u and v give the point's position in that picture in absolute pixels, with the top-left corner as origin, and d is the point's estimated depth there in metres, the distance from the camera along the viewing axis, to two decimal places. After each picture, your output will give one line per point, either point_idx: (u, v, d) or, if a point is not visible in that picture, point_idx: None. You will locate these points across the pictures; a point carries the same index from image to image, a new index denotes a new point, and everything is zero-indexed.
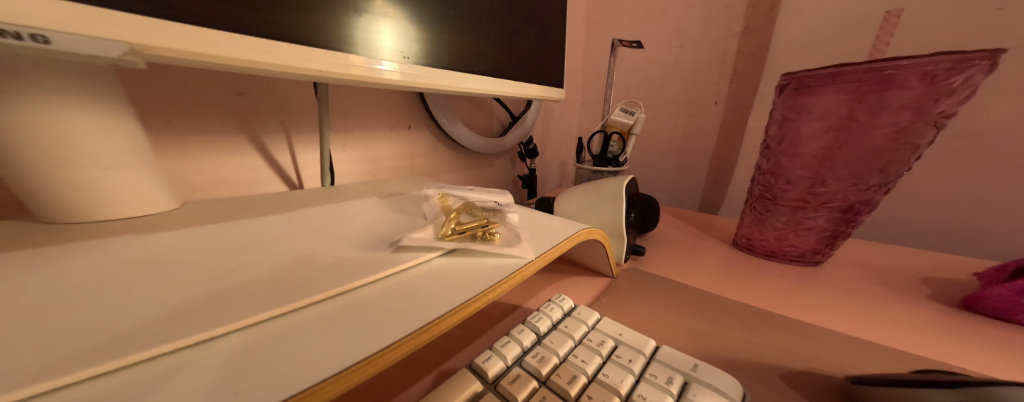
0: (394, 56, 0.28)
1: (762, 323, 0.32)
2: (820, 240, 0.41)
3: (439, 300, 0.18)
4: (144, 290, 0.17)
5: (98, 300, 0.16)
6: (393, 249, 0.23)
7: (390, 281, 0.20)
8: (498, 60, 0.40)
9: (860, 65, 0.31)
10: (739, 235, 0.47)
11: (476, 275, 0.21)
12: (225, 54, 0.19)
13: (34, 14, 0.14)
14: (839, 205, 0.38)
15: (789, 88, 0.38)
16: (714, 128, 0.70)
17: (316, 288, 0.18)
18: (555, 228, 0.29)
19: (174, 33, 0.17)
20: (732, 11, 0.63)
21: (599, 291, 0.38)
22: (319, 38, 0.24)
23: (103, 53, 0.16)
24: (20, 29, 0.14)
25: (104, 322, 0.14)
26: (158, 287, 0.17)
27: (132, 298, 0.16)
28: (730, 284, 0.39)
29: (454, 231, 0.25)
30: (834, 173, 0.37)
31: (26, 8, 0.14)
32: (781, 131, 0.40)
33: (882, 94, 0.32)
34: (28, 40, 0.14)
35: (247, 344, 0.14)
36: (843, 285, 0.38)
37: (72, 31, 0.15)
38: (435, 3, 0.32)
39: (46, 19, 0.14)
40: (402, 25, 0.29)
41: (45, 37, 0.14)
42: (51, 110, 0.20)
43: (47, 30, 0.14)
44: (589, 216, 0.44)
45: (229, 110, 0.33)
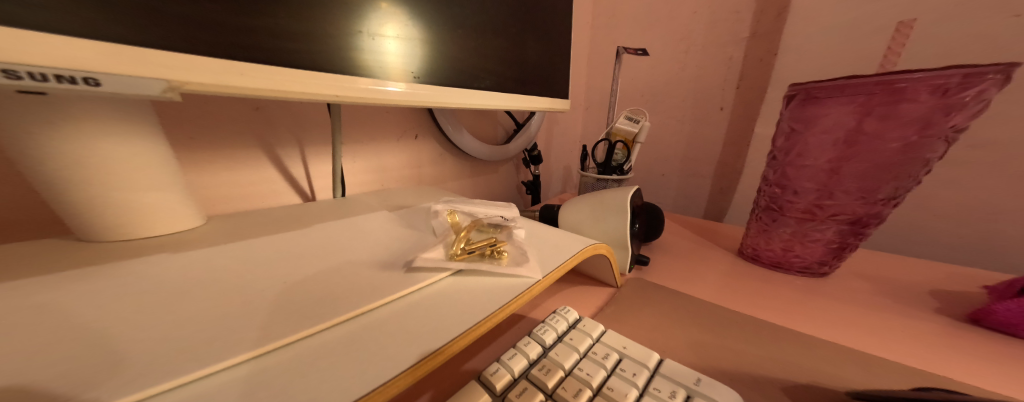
0: (404, 76, 0.29)
1: (767, 337, 0.32)
2: (828, 251, 0.41)
3: (453, 321, 0.19)
4: (181, 308, 0.18)
5: (141, 319, 0.17)
6: (406, 269, 0.24)
7: (401, 302, 0.21)
8: (504, 74, 0.41)
9: (870, 78, 0.31)
10: (744, 245, 0.47)
11: (485, 295, 0.22)
12: (250, 85, 0.20)
13: (85, 58, 0.15)
14: (847, 218, 0.38)
15: (796, 99, 0.37)
16: (720, 134, 0.69)
17: (335, 310, 0.19)
18: (561, 244, 0.30)
19: (204, 67, 0.18)
20: (739, 16, 0.63)
21: (604, 301, 0.39)
22: (335, 63, 0.25)
23: (145, 91, 0.17)
24: (75, 74, 0.15)
25: (148, 344, 0.15)
26: (192, 307, 0.18)
27: (171, 317, 0.17)
28: (735, 295, 0.40)
29: (464, 250, 0.25)
30: (842, 186, 0.37)
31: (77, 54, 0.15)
32: (788, 143, 0.39)
33: (892, 107, 0.31)
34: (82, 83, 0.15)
35: (256, 374, 0.15)
36: (849, 297, 0.38)
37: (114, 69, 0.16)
38: (443, 23, 0.33)
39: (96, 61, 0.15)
40: (411, 46, 0.30)
41: (96, 80, 0.15)
42: (93, 137, 0.21)
43: (98, 73, 0.15)
44: (594, 227, 0.45)
45: (247, 125, 0.34)
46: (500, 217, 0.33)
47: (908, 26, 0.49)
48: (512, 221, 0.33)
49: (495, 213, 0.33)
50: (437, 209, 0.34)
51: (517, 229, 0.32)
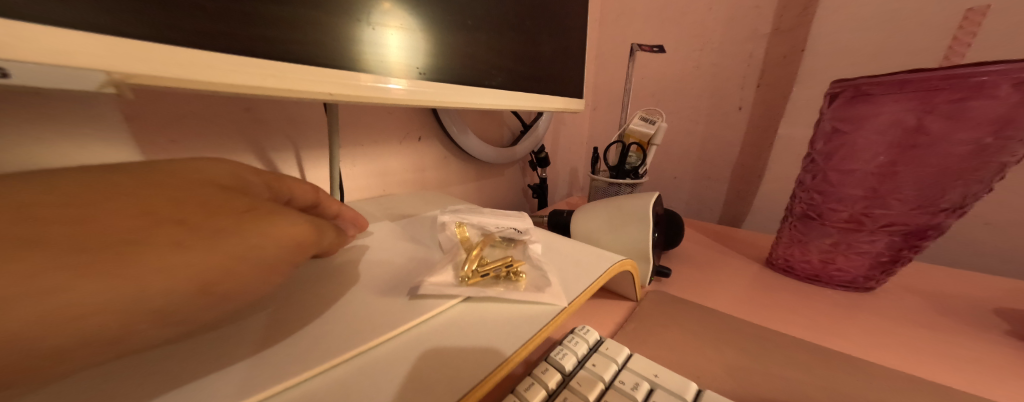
0: (408, 72, 0.26)
1: (813, 362, 0.29)
2: (875, 265, 0.37)
3: (471, 363, 0.16)
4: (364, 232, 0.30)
5: None
6: (411, 297, 0.20)
7: (407, 336, 0.17)
8: (517, 72, 0.38)
9: (936, 72, 0.28)
10: (775, 255, 0.44)
11: (505, 328, 0.19)
12: (223, 81, 0.17)
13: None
14: (901, 229, 0.34)
15: (841, 97, 0.34)
16: (738, 135, 0.66)
17: (328, 350, 0.16)
18: (584, 261, 0.27)
19: (162, 58, 0.15)
20: (760, 10, 0.59)
21: (623, 317, 0.35)
22: (328, 56, 0.22)
23: (80, 85, 0.13)
24: None
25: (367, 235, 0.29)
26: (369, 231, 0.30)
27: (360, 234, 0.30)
28: (770, 312, 0.36)
29: (476, 273, 0.23)
30: (897, 193, 0.33)
31: None
32: (830, 146, 0.36)
33: (961, 104, 0.28)
34: None
35: None
36: (898, 316, 0.34)
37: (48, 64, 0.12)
38: (453, 15, 0.30)
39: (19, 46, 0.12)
40: (416, 39, 0.27)
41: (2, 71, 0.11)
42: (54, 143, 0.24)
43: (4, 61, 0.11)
44: (610, 237, 0.41)
45: (237, 126, 0.32)
46: (512, 229, 0.30)
47: (979, 14, 0.44)
48: (527, 234, 0.30)
49: (507, 225, 0.30)
50: (444, 220, 0.31)
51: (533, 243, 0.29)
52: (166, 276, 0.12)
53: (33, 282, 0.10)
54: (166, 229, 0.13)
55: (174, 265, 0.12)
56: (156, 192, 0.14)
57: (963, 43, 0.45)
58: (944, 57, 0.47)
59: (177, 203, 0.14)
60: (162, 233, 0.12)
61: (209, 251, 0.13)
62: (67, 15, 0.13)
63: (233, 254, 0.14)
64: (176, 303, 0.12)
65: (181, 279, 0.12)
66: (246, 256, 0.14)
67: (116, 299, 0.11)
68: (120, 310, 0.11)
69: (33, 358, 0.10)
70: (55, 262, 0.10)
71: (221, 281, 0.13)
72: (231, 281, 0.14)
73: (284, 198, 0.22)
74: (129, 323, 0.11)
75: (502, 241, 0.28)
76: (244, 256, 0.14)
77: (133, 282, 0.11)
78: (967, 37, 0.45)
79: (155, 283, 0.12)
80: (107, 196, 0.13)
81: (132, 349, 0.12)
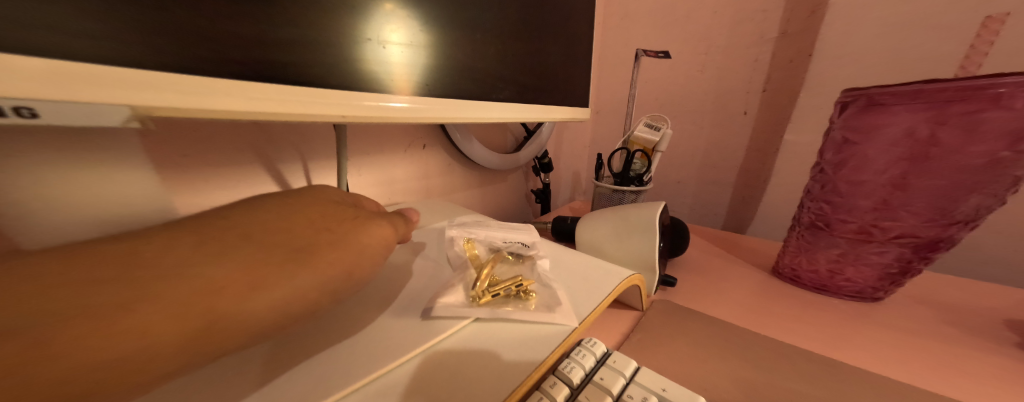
0: (418, 90, 0.27)
1: (823, 375, 0.29)
2: (883, 277, 0.37)
3: (487, 383, 0.18)
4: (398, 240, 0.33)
5: None
6: (426, 316, 0.22)
7: (428, 355, 0.20)
8: (524, 84, 0.38)
9: (952, 82, 0.28)
10: (781, 264, 0.44)
11: (517, 347, 0.21)
12: (241, 108, 0.17)
13: (21, 83, 0.12)
14: (911, 240, 0.34)
15: (853, 106, 0.34)
16: (744, 140, 0.65)
17: (357, 370, 0.18)
18: (591, 278, 0.29)
19: (181, 89, 0.15)
20: (767, 15, 0.59)
21: (629, 327, 0.35)
22: (340, 78, 0.22)
23: (102, 121, 0.14)
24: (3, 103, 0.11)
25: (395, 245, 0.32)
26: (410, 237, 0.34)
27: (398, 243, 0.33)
28: (778, 322, 0.36)
29: (488, 293, 0.25)
30: (907, 205, 0.33)
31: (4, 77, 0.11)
32: (841, 155, 0.36)
33: (976, 116, 0.28)
34: (12, 114, 0.12)
35: None
36: (906, 326, 0.34)
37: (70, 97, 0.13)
38: (462, 31, 0.31)
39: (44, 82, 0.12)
40: (426, 55, 0.27)
41: (31, 110, 0.12)
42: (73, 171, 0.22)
43: (33, 100, 0.12)
44: (616, 246, 0.41)
45: (245, 140, 0.31)
46: (519, 243, 0.32)
47: (997, 21, 0.44)
48: (533, 249, 0.32)
49: (514, 240, 0.32)
50: (451, 235, 0.32)
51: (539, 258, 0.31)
52: (343, 267, 0.16)
53: (274, 278, 0.14)
54: (330, 236, 0.17)
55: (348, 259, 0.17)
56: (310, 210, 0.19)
57: (976, 52, 0.45)
58: (960, 66, 0.46)
59: (318, 216, 0.18)
60: (329, 239, 0.17)
61: (353, 247, 0.17)
62: (91, 49, 0.14)
63: (365, 247, 0.18)
64: (345, 284, 0.17)
65: (345, 267, 0.16)
66: (378, 251, 0.19)
67: (316, 283, 0.15)
68: (317, 290, 0.15)
69: (292, 318, 0.15)
70: (278, 263, 0.15)
71: (364, 266, 0.17)
72: (369, 267, 0.18)
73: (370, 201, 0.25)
74: (326, 299, 0.16)
75: (510, 256, 0.30)
76: (377, 252, 0.19)
77: (321, 271, 0.15)
78: (984, 46, 0.45)
79: (333, 271, 0.16)
80: (282, 217, 0.17)
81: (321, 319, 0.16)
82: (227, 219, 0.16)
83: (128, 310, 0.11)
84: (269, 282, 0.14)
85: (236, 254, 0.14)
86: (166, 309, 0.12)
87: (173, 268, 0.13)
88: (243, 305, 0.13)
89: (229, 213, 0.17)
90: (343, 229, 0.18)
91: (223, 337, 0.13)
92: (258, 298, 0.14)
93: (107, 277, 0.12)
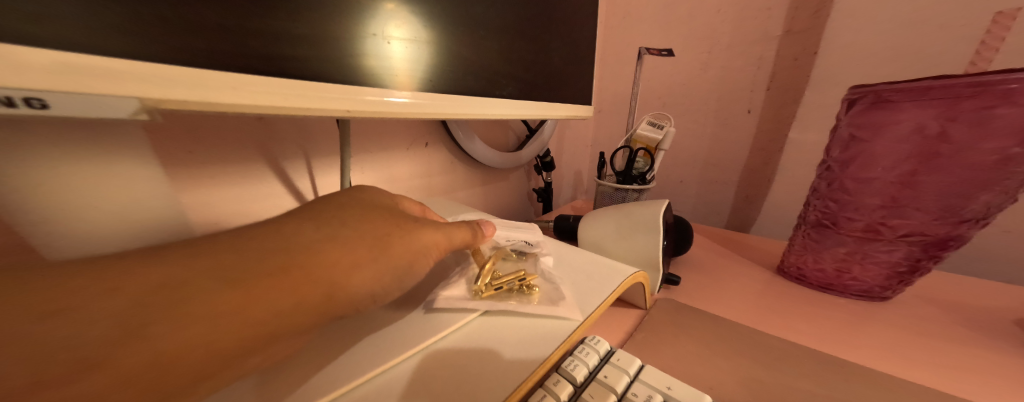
0: (421, 86, 0.27)
1: (831, 374, 0.28)
2: (891, 275, 0.37)
3: (492, 379, 0.18)
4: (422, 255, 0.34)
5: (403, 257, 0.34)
6: (427, 311, 0.23)
7: (431, 351, 0.20)
8: (527, 81, 0.38)
9: (961, 79, 0.27)
10: (787, 263, 0.43)
11: (521, 341, 0.21)
12: (247, 102, 0.17)
13: (28, 74, 0.11)
14: (920, 239, 0.34)
15: (860, 103, 0.33)
16: (747, 139, 0.65)
17: (361, 367, 0.18)
18: (595, 275, 0.29)
19: (185, 81, 0.15)
20: (771, 12, 0.58)
21: (632, 326, 0.35)
22: (344, 72, 0.22)
23: (111, 113, 0.14)
24: (12, 94, 0.11)
25: None
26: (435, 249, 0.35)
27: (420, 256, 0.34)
28: (783, 320, 0.36)
29: (490, 286, 0.25)
30: (916, 203, 0.33)
31: (12, 67, 0.11)
32: (848, 153, 0.35)
33: (987, 112, 0.28)
34: (21, 105, 0.12)
35: None
36: (913, 325, 0.34)
37: (81, 90, 0.13)
38: (466, 27, 0.30)
39: (55, 74, 0.12)
40: (429, 51, 0.27)
41: (41, 101, 0.12)
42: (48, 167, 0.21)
43: (43, 91, 0.12)
44: (619, 244, 0.41)
45: (249, 136, 0.31)
46: (523, 242, 0.33)
47: (1008, 17, 0.43)
48: (537, 247, 0.32)
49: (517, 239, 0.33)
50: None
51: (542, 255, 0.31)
52: (413, 255, 0.21)
53: (368, 261, 0.18)
54: (401, 231, 0.21)
55: (416, 248, 0.21)
56: (383, 209, 0.22)
57: (986, 48, 0.45)
58: (970, 62, 0.46)
59: (387, 215, 0.22)
60: (401, 233, 0.21)
61: (411, 243, 0.21)
62: (99, 42, 0.14)
63: (422, 244, 0.21)
64: (408, 273, 0.20)
65: (407, 259, 0.20)
66: (439, 243, 0.22)
67: (389, 269, 0.19)
68: (391, 276, 0.19)
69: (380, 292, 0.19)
70: (369, 249, 0.19)
71: (421, 260, 0.21)
72: (425, 260, 0.21)
73: (411, 201, 0.27)
74: (395, 283, 0.20)
75: (514, 253, 0.31)
76: (438, 243, 0.22)
77: (396, 258, 0.20)
78: (995, 41, 0.44)
79: (400, 260, 0.20)
80: (361, 215, 0.21)
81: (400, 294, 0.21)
82: (324, 216, 0.20)
83: (282, 278, 0.16)
84: (363, 264, 0.18)
85: (343, 239, 0.19)
86: (302, 280, 0.16)
87: (305, 248, 0.17)
88: (347, 282, 0.17)
89: (323, 212, 0.21)
90: (410, 225, 0.22)
91: (336, 307, 0.17)
92: (357, 275, 0.18)
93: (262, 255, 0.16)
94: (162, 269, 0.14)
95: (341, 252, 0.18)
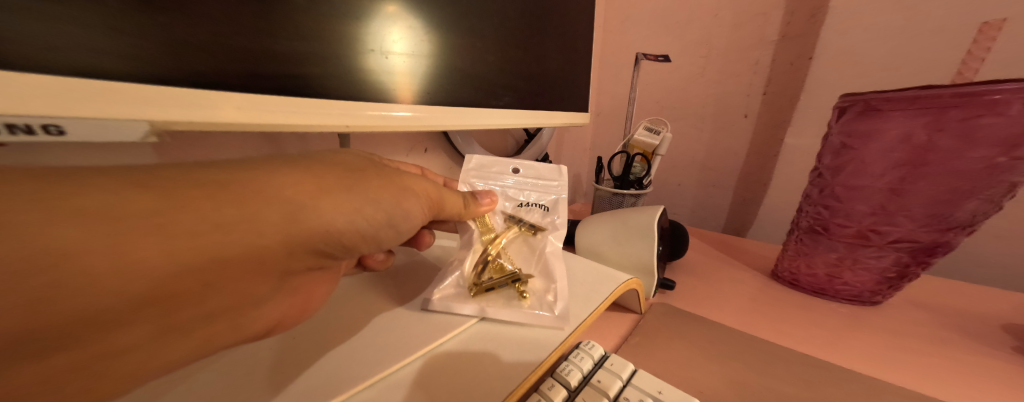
0: (419, 98, 0.28)
1: (820, 380, 0.29)
2: (881, 281, 0.37)
3: (484, 384, 0.19)
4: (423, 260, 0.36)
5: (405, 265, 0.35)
6: (423, 309, 0.25)
7: (427, 357, 0.21)
8: (524, 90, 0.39)
9: (947, 88, 0.28)
10: (780, 268, 0.44)
11: (514, 349, 0.22)
12: (252, 121, 0.18)
13: (45, 101, 0.12)
14: (909, 245, 0.34)
15: (851, 111, 0.34)
16: (744, 143, 0.65)
17: (362, 373, 0.19)
18: (590, 282, 0.30)
19: (193, 106, 0.16)
20: (767, 18, 0.59)
21: (628, 330, 0.36)
22: (344, 88, 0.23)
23: (123, 136, 0.15)
24: (32, 121, 0.12)
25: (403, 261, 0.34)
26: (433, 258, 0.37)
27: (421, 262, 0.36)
28: (775, 325, 0.36)
29: (482, 289, 0.27)
30: (905, 210, 0.33)
31: (28, 93, 0.12)
32: (839, 161, 0.36)
33: (973, 123, 0.28)
34: (41, 131, 0.13)
35: None
36: (901, 329, 0.35)
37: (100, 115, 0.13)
38: (464, 38, 0.31)
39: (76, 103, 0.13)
40: (427, 63, 0.28)
41: (58, 127, 0.13)
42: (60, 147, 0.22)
43: (58, 116, 0.13)
44: (615, 250, 0.42)
45: (251, 145, 0.32)
46: (540, 208, 0.32)
47: (994, 27, 0.44)
48: (553, 216, 0.31)
49: (535, 202, 0.32)
50: (468, 182, 0.32)
51: (554, 231, 0.31)
52: (393, 197, 0.23)
53: (346, 194, 0.21)
54: (378, 178, 0.23)
55: (393, 189, 0.24)
56: (354, 158, 0.24)
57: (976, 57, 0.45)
58: (956, 72, 0.46)
59: (361, 163, 0.23)
60: (375, 177, 0.23)
61: (393, 183, 0.24)
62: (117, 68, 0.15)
63: (404, 185, 0.24)
64: (391, 211, 0.23)
65: (391, 194, 0.23)
66: (413, 192, 0.25)
67: (367, 203, 0.22)
68: (372, 209, 0.22)
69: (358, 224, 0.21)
70: (349, 186, 0.21)
71: (404, 199, 0.24)
72: (408, 201, 0.25)
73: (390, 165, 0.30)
74: (372, 217, 0.23)
75: (525, 227, 0.31)
76: (412, 193, 0.25)
77: (375, 193, 0.22)
78: (980, 52, 0.45)
79: (384, 196, 0.23)
80: (346, 161, 0.23)
81: (380, 235, 0.24)
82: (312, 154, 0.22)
83: (255, 203, 0.17)
84: (341, 198, 0.20)
85: (320, 176, 0.20)
86: (278, 206, 0.17)
87: (277, 181, 0.18)
88: (322, 210, 0.19)
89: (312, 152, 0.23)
90: (385, 173, 0.24)
91: (322, 235, 0.20)
92: (332, 205, 0.20)
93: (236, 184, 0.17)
94: (135, 196, 0.14)
95: (316, 185, 0.19)
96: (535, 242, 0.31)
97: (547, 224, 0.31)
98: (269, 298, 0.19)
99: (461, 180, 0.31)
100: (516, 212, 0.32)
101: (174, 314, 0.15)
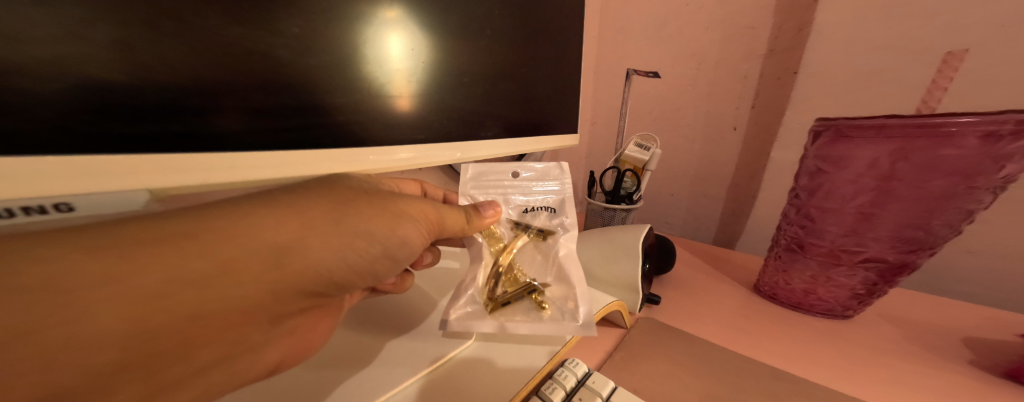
0: (405, 137, 0.31)
1: (786, 394, 0.30)
2: (853, 297, 0.39)
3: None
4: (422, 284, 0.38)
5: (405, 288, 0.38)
6: (444, 333, 0.29)
7: (429, 382, 0.25)
8: (513, 117, 0.41)
9: (911, 120, 0.29)
10: (762, 283, 0.45)
11: (504, 377, 0.27)
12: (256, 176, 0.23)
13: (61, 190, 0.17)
14: (876, 265, 0.36)
15: (823, 136, 0.35)
16: (733, 155, 0.67)
17: None
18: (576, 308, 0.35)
19: (187, 177, 0.21)
20: (756, 32, 0.60)
21: (612, 346, 0.37)
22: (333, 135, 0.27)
23: (125, 204, 0.19)
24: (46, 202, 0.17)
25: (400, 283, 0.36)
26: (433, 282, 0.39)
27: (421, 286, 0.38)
28: (750, 339, 0.38)
29: (498, 304, 0.29)
30: (874, 232, 0.35)
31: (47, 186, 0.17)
32: (814, 183, 0.37)
33: (934, 154, 0.30)
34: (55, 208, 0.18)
35: None
36: (872, 344, 0.36)
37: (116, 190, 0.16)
38: (451, 77, 0.34)
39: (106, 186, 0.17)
40: (412, 105, 0.31)
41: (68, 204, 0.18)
42: None
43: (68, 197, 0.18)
44: (603, 268, 0.43)
45: None
46: (547, 210, 0.32)
47: (957, 58, 0.44)
48: (561, 216, 0.31)
49: (539, 205, 0.32)
50: (468, 195, 0.32)
51: (563, 232, 0.31)
52: (384, 226, 0.24)
53: (333, 230, 0.22)
54: (369, 207, 0.24)
55: (383, 219, 0.24)
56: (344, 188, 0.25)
57: None
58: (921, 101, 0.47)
59: (353, 194, 0.24)
60: (365, 207, 0.24)
61: (387, 211, 0.25)
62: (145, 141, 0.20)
63: (398, 212, 0.25)
64: (384, 240, 0.24)
65: (384, 223, 0.24)
66: (406, 218, 0.26)
67: (358, 234, 0.23)
68: (364, 241, 0.23)
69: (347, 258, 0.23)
70: (336, 220, 0.22)
71: (398, 226, 0.25)
72: (404, 227, 0.25)
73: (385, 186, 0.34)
74: (366, 246, 0.24)
75: (535, 232, 0.31)
76: (405, 218, 0.26)
77: (365, 222, 0.23)
78: (944, 81, 0.45)
79: (375, 225, 0.24)
80: (336, 189, 0.24)
81: (374, 264, 0.25)
82: (307, 187, 0.24)
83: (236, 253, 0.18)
84: (327, 236, 0.21)
85: (305, 217, 0.21)
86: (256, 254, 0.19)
87: (260, 227, 0.19)
88: (307, 252, 0.20)
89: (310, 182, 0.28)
90: (377, 202, 0.25)
91: (309, 275, 0.21)
92: (316, 245, 0.21)
93: (223, 237, 0.18)
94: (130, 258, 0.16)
95: (300, 227, 0.21)
96: (547, 246, 0.32)
97: (556, 226, 0.32)
98: (268, 337, 0.21)
99: (461, 195, 0.32)
100: (522, 219, 0.32)
101: (166, 370, 0.17)
